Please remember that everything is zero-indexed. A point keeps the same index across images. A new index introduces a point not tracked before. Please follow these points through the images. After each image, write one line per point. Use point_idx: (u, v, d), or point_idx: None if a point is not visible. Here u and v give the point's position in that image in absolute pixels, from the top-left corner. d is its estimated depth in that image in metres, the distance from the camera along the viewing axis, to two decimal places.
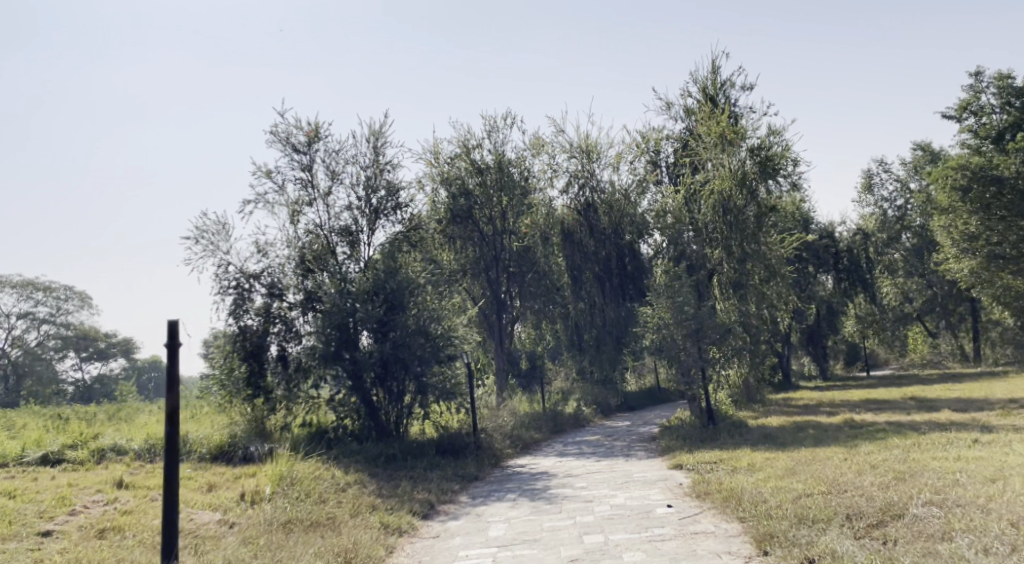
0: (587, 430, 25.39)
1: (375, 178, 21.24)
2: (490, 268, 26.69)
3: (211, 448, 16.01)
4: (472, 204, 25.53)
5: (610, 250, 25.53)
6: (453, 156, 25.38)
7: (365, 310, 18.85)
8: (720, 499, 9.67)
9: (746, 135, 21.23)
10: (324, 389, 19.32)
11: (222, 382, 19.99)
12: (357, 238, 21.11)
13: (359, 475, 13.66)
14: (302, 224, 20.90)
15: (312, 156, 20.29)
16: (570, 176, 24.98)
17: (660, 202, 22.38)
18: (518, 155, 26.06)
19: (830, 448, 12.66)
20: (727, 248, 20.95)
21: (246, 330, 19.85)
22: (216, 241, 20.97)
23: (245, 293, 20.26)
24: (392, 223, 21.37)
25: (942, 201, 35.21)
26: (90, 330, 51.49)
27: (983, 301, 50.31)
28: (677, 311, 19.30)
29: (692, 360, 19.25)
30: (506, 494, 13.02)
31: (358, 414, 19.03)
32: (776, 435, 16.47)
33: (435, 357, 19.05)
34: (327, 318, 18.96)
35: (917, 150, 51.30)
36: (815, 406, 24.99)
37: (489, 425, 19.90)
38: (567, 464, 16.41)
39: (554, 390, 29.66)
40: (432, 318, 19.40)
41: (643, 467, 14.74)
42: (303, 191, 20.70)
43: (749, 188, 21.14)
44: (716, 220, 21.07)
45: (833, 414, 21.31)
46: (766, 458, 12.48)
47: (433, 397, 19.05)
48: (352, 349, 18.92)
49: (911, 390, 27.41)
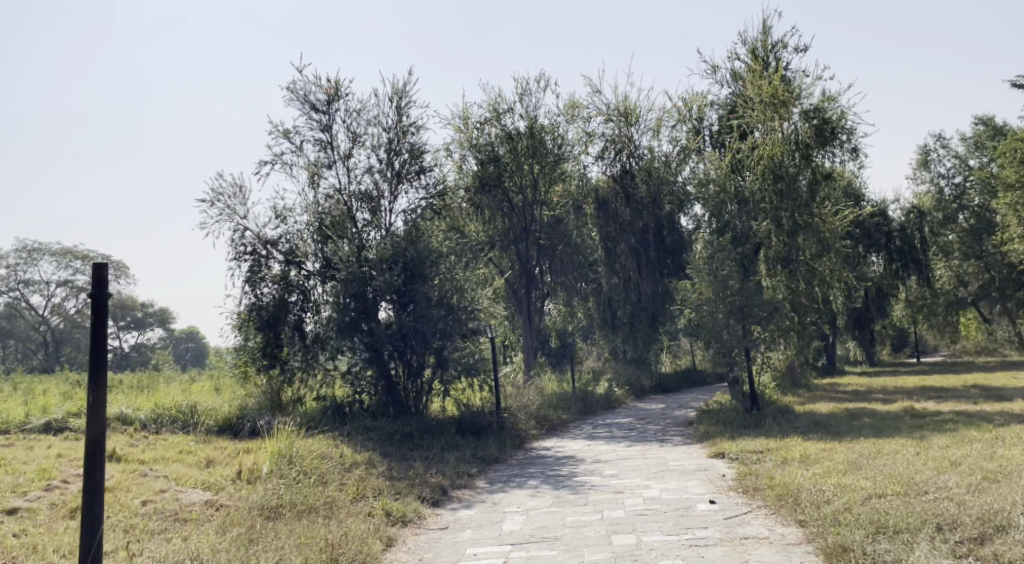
0: (619, 411, 24.23)
1: (399, 141, 19.98)
2: (520, 241, 25.48)
3: (219, 421, 14.77)
4: (503, 168, 24.14)
5: (647, 222, 23.66)
6: (484, 122, 23.95)
7: (382, 277, 17.73)
8: (773, 497, 8.38)
9: (801, 97, 19.37)
10: (340, 361, 18.17)
11: (239, 352, 18.95)
12: (379, 204, 19.92)
13: (370, 453, 12.47)
14: (320, 189, 19.69)
15: (331, 117, 18.98)
16: (608, 143, 23.12)
17: (703, 169, 20.31)
18: (552, 121, 24.62)
19: (894, 440, 11.29)
20: (774, 219, 19.49)
21: (262, 298, 18.80)
22: (233, 205, 19.19)
23: (261, 260, 19.15)
24: (415, 188, 20.16)
25: (1006, 178, 33.35)
26: (128, 299, 51.01)
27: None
28: (718, 286, 17.85)
29: (735, 340, 17.74)
30: (528, 479, 11.81)
31: (376, 387, 17.94)
32: (828, 423, 15.07)
33: (454, 329, 18.01)
34: (345, 287, 17.86)
35: (976, 127, 49.07)
36: (865, 391, 23.58)
37: (513, 402, 18.71)
38: (597, 448, 15.16)
39: (586, 369, 28.41)
40: (454, 290, 18.31)
41: (680, 454, 13.43)
42: (323, 154, 19.46)
43: (805, 156, 19.48)
44: (767, 188, 19.64)
45: (886, 400, 19.87)
46: (821, 449, 11.13)
47: (454, 372, 17.97)
48: (372, 321, 17.81)
49: (966, 378, 25.76)
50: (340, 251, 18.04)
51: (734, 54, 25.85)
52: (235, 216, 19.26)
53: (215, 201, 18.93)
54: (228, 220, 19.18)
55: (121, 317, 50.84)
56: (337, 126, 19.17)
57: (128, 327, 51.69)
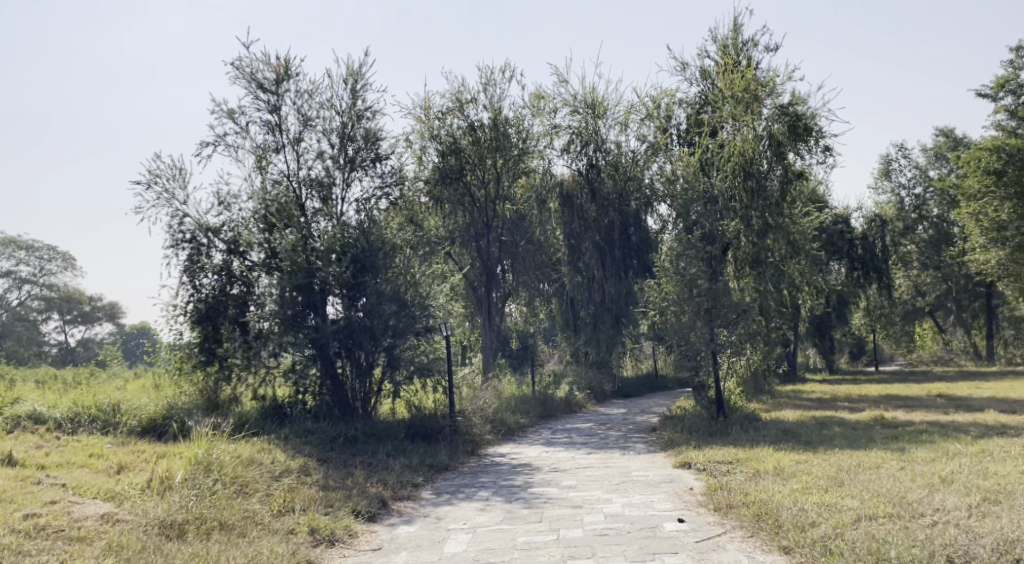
0: (579, 416, 23.34)
1: (354, 126, 18.85)
2: (480, 237, 24.47)
3: (142, 423, 13.62)
4: (464, 162, 23.12)
5: (613, 218, 22.53)
6: (446, 112, 22.90)
7: (325, 269, 16.62)
8: (749, 517, 7.48)
9: (776, 92, 18.72)
10: (279, 359, 16.91)
11: (174, 348, 17.86)
12: (331, 191, 18.80)
13: (306, 461, 11.40)
14: (267, 173, 18.57)
15: (280, 97, 17.99)
16: (573, 134, 22.01)
17: (672, 166, 19.84)
18: (517, 113, 23.65)
19: (873, 453, 10.47)
20: (746, 217, 18.67)
21: (201, 288, 18.00)
22: (172, 189, 18.44)
23: (199, 247, 18.26)
24: (370, 177, 19.06)
25: (968, 187, 33.16)
26: (74, 292, 49.09)
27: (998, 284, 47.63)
28: (687, 286, 17.03)
29: (702, 343, 16.88)
30: (478, 490, 10.82)
31: (322, 387, 16.82)
32: (797, 432, 14.29)
33: (406, 325, 16.94)
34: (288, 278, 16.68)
35: (937, 137, 49.15)
36: (831, 399, 23.00)
37: (467, 405, 17.65)
38: (555, 455, 14.20)
39: (546, 372, 27.50)
40: (407, 284, 17.30)
41: (643, 463, 12.53)
42: (271, 136, 18.38)
43: (777, 152, 18.76)
44: (738, 186, 18.71)
45: (855, 409, 19.22)
46: (795, 461, 10.27)
47: (405, 373, 16.87)
48: (318, 317, 16.73)
49: (930, 387, 25.31)
50: (280, 240, 16.88)
51: (705, 51, 25.09)
52: (173, 201, 18.46)
53: (153, 183, 18.17)
54: (166, 205, 18.36)
55: (67, 310, 48.80)
56: (286, 107, 18.15)
57: (74, 321, 49.65)
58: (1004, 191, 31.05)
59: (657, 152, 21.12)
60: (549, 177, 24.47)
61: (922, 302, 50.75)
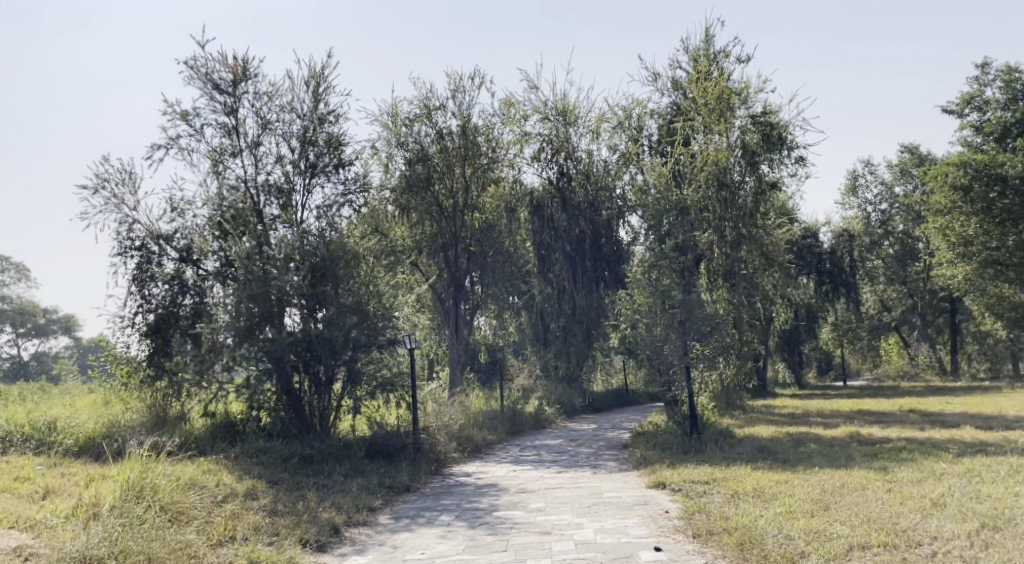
0: (549, 432, 22.71)
1: (316, 130, 18.14)
2: (448, 248, 23.78)
3: (79, 442, 12.99)
4: (431, 170, 22.54)
5: (584, 228, 21.81)
6: (414, 119, 22.30)
7: (280, 278, 15.83)
8: (732, 545, 6.90)
9: (751, 99, 18.19)
10: (231, 374, 15.83)
11: (121, 363, 17.48)
12: (291, 197, 18.07)
13: (252, 484, 10.80)
14: (224, 178, 17.88)
15: (237, 99, 17.40)
16: (543, 143, 21.39)
17: (642, 180, 19.72)
18: (487, 121, 23.05)
19: (855, 472, 9.96)
20: (718, 227, 18.22)
21: (151, 298, 17.60)
22: (122, 193, 17.88)
23: (150, 256, 17.74)
24: (332, 183, 18.38)
25: (935, 202, 33.10)
26: (29, 304, 47.60)
27: (964, 299, 47.85)
28: (660, 297, 16.53)
29: (675, 357, 16.24)
30: (440, 515, 10.14)
31: (279, 402, 15.92)
32: (773, 449, 13.78)
33: (367, 337, 16.18)
34: (243, 288, 15.92)
35: (902, 154, 49.38)
36: (804, 414, 22.64)
37: (432, 421, 16.91)
38: (522, 474, 13.55)
39: (515, 386, 26.86)
40: (370, 295, 16.59)
41: (615, 483, 11.93)
42: (227, 139, 17.75)
43: (751, 162, 18.24)
44: (711, 195, 18.30)
45: (830, 424, 18.78)
46: (775, 481, 9.73)
47: (366, 388, 16.15)
48: (276, 329, 15.92)
49: (903, 402, 24.98)
50: (234, 248, 16.19)
51: (676, 62, 24.71)
52: (123, 205, 17.92)
53: (102, 187, 17.68)
54: (116, 209, 17.81)
55: (22, 323, 47.25)
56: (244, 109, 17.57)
57: (29, 334, 48.06)
58: (971, 206, 30.98)
59: (629, 162, 20.73)
60: (519, 187, 23.98)
61: (889, 316, 50.86)
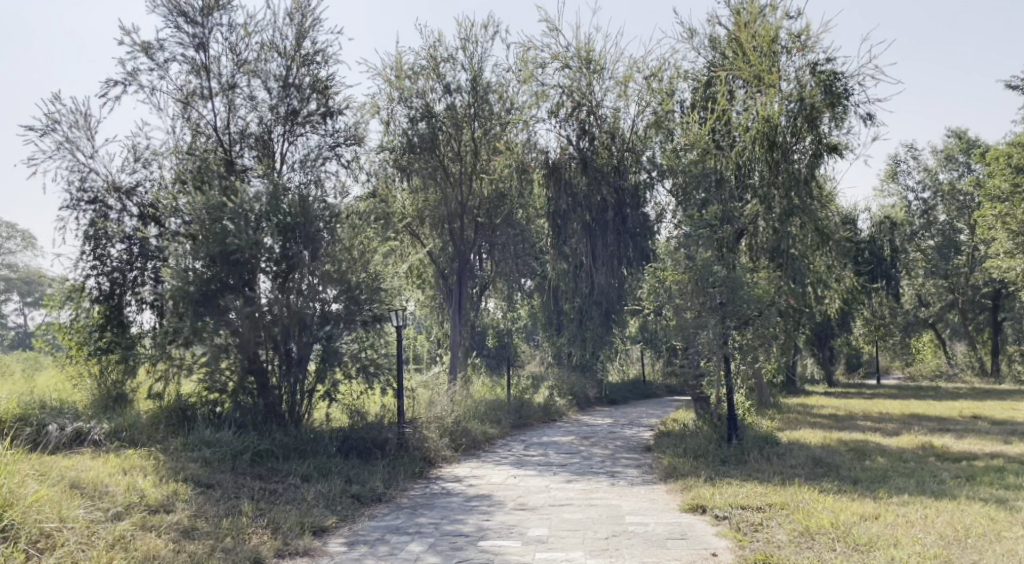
0: (559, 426, 20.36)
1: (300, 72, 15.69)
2: (453, 218, 21.34)
3: None
4: (437, 129, 20.10)
5: (605, 195, 18.50)
6: (419, 71, 19.88)
7: (240, 234, 13.38)
8: None
9: (812, 44, 15.25)
10: (189, 349, 13.30)
11: (68, 330, 14.94)
12: (271, 148, 15.64)
13: (173, 489, 8.49)
14: (192, 123, 15.44)
15: (209, 31, 15.01)
16: (563, 94, 18.15)
17: (676, 140, 16.67)
18: (501, 77, 20.56)
19: (970, 509, 7.44)
20: (764, 197, 15.50)
21: (108, 258, 15.09)
22: (76, 138, 15.47)
23: (105, 211, 15.33)
24: (319, 135, 15.95)
25: (992, 187, 30.45)
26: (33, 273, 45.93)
27: (1007, 295, 45.13)
28: (699, 275, 13.98)
29: (711, 348, 13.75)
30: (410, 541, 7.78)
31: (242, 382, 13.41)
32: (833, 462, 11.29)
33: (348, 310, 13.98)
34: (201, 246, 13.49)
35: (947, 140, 46.49)
36: (848, 416, 20.08)
37: (422, 413, 14.50)
38: (524, 482, 11.11)
39: (524, 373, 24.53)
40: (353, 262, 14.24)
41: (639, 501, 9.48)
42: (197, 79, 15.37)
43: (808, 119, 15.10)
44: (758, 157, 15.41)
45: (886, 430, 16.25)
46: (862, 518, 7.24)
47: (346, 370, 13.89)
48: (249, 293, 13.55)
49: (958, 406, 22.38)
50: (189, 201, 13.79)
51: (716, 16, 22.02)
52: (77, 152, 15.45)
53: (52, 130, 15.24)
54: (69, 155, 15.33)
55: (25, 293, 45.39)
56: (215, 43, 15.19)
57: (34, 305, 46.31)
58: None
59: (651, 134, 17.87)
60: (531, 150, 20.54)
61: (925, 312, 48.13)
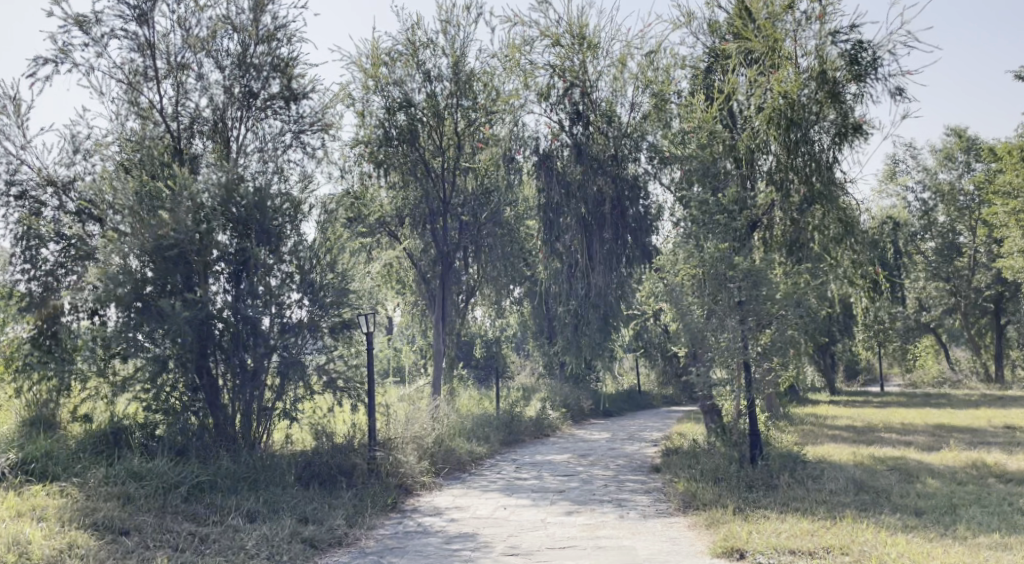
0: (553, 442, 18.60)
1: (259, 50, 13.98)
2: (435, 217, 19.58)
3: None
4: (417, 120, 18.42)
5: (602, 186, 16.65)
6: (396, 55, 18.15)
7: (177, 224, 11.53)
8: None
9: (832, 11, 13.61)
10: (127, 363, 11.49)
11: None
12: (227, 134, 13.88)
13: (67, 541, 6.83)
14: (137, 107, 13.67)
15: (152, 3, 13.28)
16: (554, 74, 16.51)
17: (680, 123, 15.05)
18: (485, 62, 18.85)
19: None
20: (780, 182, 13.86)
21: (39, 261, 13.31)
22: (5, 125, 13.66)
23: (38, 207, 13.50)
24: (281, 121, 14.22)
25: (1003, 182, 28.94)
26: None
27: (1011, 298, 43.68)
28: (711, 269, 12.41)
29: (726, 352, 12.07)
30: None
31: (188, 399, 11.66)
32: (879, 485, 9.61)
33: (313, 314, 12.32)
34: (129, 241, 11.50)
35: (947, 138, 45.09)
36: (869, 428, 18.39)
37: (397, 432, 12.75)
38: (514, 516, 9.37)
39: (514, 386, 22.87)
40: (316, 262, 12.51)
41: (656, 541, 7.77)
42: (140, 58, 13.61)
43: (832, 92, 13.40)
44: (774, 137, 13.71)
45: (917, 444, 14.58)
46: None
47: (309, 386, 12.20)
48: (199, 286, 11.70)
49: (983, 415, 20.68)
50: (119, 190, 11.95)
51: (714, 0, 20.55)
52: (6, 140, 13.63)
53: None
54: None
55: None
56: (160, 17, 13.45)
57: None
58: None
59: (649, 122, 16.27)
60: (521, 129, 17.79)
61: (927, 317, 46.70)
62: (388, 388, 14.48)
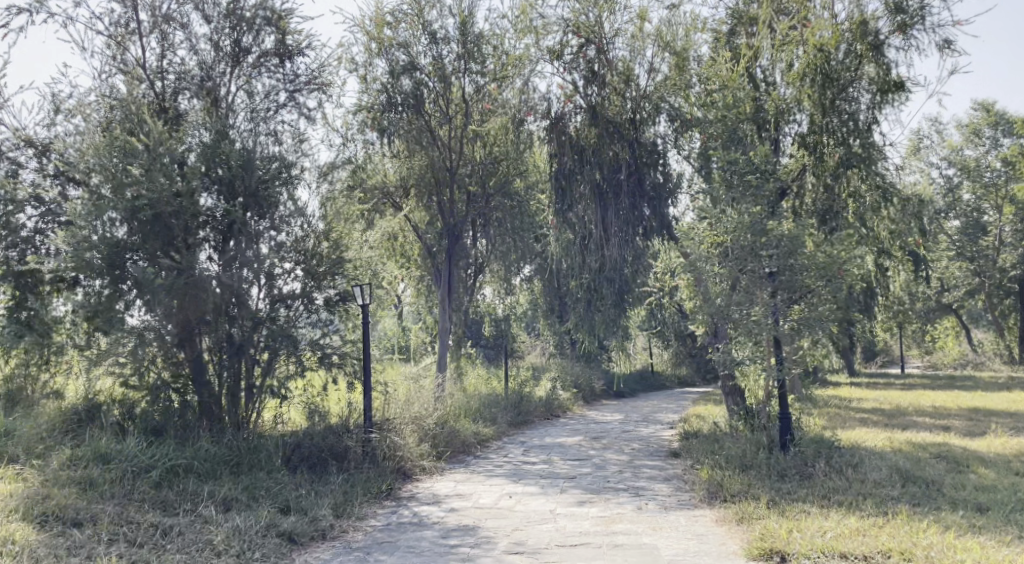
0: (563, 424, 17.67)
1: (250, 2, 12.97)
2: (442, 188, 18.58)
3: None
4: (423, 84, 17.38)
5: (618, 152, 15.58)
6: (401, 15, 17.10)
7: (152, 182, 10.44)
8: None
9: None
10: (102, 336, 10.58)
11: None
12: (216, 92, 12.91)
13: (4, 537, 6.16)
14: (119, 63, 12.70)
15: None
16: (567, 31, 15.45)
17: (704, 82, 13.94)
18: (495, 22, 17.77)
19: None
20: (812, 145, 12.83)
21: (16, 228, 11.93)
22: None
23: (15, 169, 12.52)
24: (274, 80, 13.24)
25: None
26: None
27: None
28: (741, 236, 11.33)
29: (754, 328, 11.08)
30: None
31: (169, 375, 10.78)
32: (928, 475, 8.65)
33: (306, 284, 11.44)
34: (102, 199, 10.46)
35: (973, 113, 43.60)
36: (898, 412, 17.34)
37: (396, 412, 11.85)
38: (521, 507, 8.46)
39: (523, 365, 21.91)
40: (310, 228, 11.56)
41: (681, 538, 6.85)
42: (122, 9, 12.63)
43: (873, 46, 12.31)
44: (808, 96, 12.62)
45: (957, 429, 13.54)
46: None
47: (300, 361, 11.29)
48: (180, 254, 10.67)
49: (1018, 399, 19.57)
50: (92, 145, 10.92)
51: None
52: None
53: None
54: None
55: None
56: None
57: None
58: None
59: (670, 84, 15.24)
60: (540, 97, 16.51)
61: (949, 298, 45.39)
62: (388, 366, 13.57)
